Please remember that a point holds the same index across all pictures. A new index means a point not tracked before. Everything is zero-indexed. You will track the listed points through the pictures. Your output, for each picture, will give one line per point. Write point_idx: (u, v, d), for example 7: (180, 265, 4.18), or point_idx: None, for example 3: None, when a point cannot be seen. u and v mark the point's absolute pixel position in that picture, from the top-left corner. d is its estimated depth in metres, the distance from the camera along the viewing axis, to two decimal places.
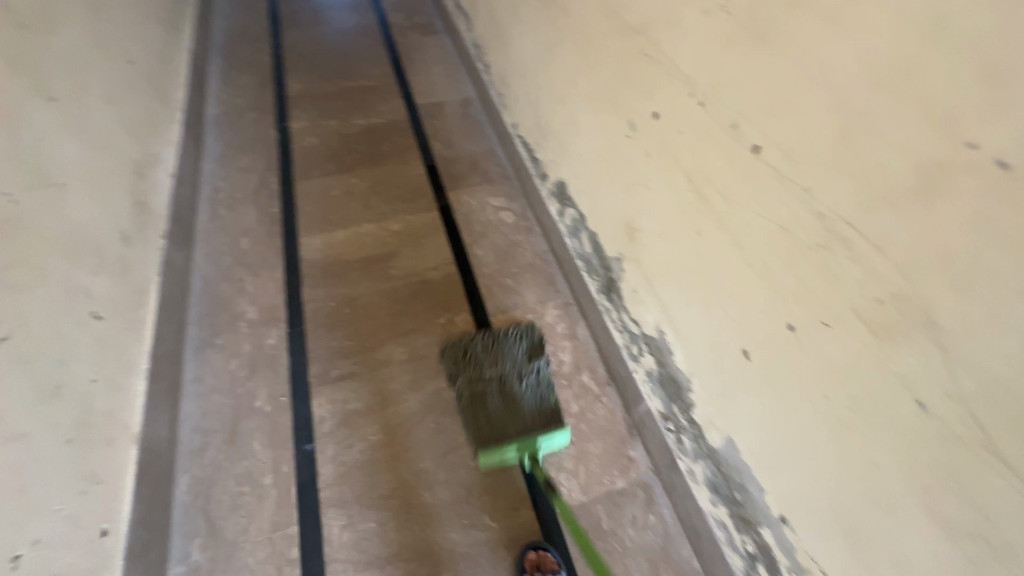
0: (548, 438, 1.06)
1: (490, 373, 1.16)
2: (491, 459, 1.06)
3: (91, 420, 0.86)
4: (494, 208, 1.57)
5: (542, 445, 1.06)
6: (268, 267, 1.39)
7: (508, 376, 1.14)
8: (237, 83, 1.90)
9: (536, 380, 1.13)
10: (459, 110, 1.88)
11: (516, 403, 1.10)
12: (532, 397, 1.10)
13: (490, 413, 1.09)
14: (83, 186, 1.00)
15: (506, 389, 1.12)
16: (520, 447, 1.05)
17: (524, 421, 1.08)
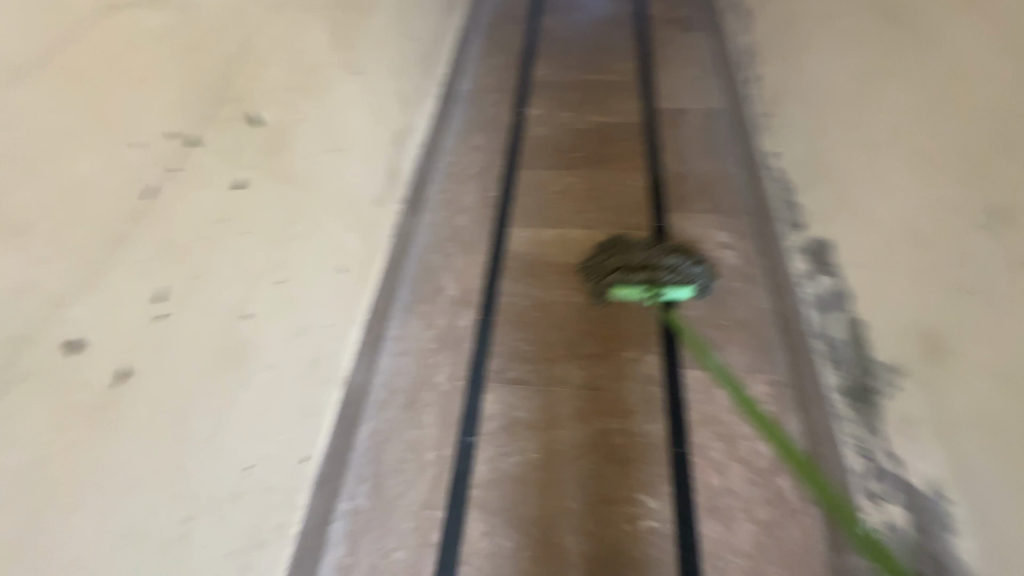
0: (674, 293, 1.23)
1: (639, 258, 1.29)
2: (618, 294, 1.27)
3: (320, 359, 0.99)
4: (717, 244, 1.37)
5: (666, 292, 1.23)
6: (476, 249, 1.44)
7: (653, 258, 1.27)
8: (489, 62, 2.00)
9: (679, 270, 1.25)
10: (703, 122, 1.68)
11: (655, 278, 1.24)
12: (671, 278, 1.24)
13: (625, 269, 1.27)
14: (360, 152, 1.13)
15: (649, 266, 1.26)
16: (649, 288, 1.23)
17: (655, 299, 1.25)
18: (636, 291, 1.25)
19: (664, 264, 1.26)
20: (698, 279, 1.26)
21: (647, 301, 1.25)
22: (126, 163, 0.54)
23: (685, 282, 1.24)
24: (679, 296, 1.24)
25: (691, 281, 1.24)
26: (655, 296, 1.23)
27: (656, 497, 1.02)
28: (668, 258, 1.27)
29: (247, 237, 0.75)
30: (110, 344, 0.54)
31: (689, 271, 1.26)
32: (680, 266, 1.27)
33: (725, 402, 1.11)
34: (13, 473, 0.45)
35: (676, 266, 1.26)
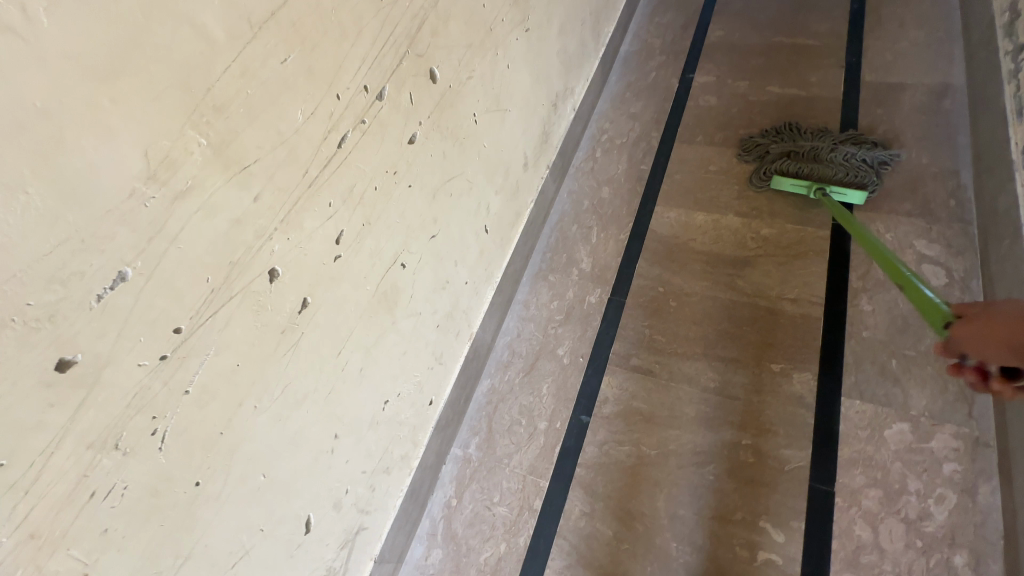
0: (841, 192, 1.21)
1: (816, 142, 1.28)
2: (781, 184, 1.28)
3: (456, 313, 1.04)
4: (918, 256, 1.12)
5: (836, 191, 1.21)
6: (616, 224, 1.37)
7: (828, 146, 1.25)
8: (660, 20, 1.82)
9: (852, 152, 1.24)
10: (926, 102, 1.35)
11: (826, 174, 1.22)
12: (846, 169, 1.22)
13: (792, 153, 1.28)
14: (518, 113, 1.12)
15: (827, 159, 1.24)
16: (819, 184, 1.22)
17: (822, 171, 1.23)
18: (802, 185, 1.25)
19: (844, 154, 1.23)
20: (870, 176, 1.22)
21: (811, 194, 1.24)
22: (325, 114, 0.59)
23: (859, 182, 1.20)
24: (848, 198, 1.21)
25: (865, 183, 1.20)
26: (820, 191, 1.22)
27: (784, 531, 0.91)
28: (848, 151, 1.23)
29: (412, 190, 0.79)
30: (298, 276, 0.61)
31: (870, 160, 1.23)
32: (863, 159, 1.23)
33: (893, 447, 0.94)
34: (220, 372, 0.53)
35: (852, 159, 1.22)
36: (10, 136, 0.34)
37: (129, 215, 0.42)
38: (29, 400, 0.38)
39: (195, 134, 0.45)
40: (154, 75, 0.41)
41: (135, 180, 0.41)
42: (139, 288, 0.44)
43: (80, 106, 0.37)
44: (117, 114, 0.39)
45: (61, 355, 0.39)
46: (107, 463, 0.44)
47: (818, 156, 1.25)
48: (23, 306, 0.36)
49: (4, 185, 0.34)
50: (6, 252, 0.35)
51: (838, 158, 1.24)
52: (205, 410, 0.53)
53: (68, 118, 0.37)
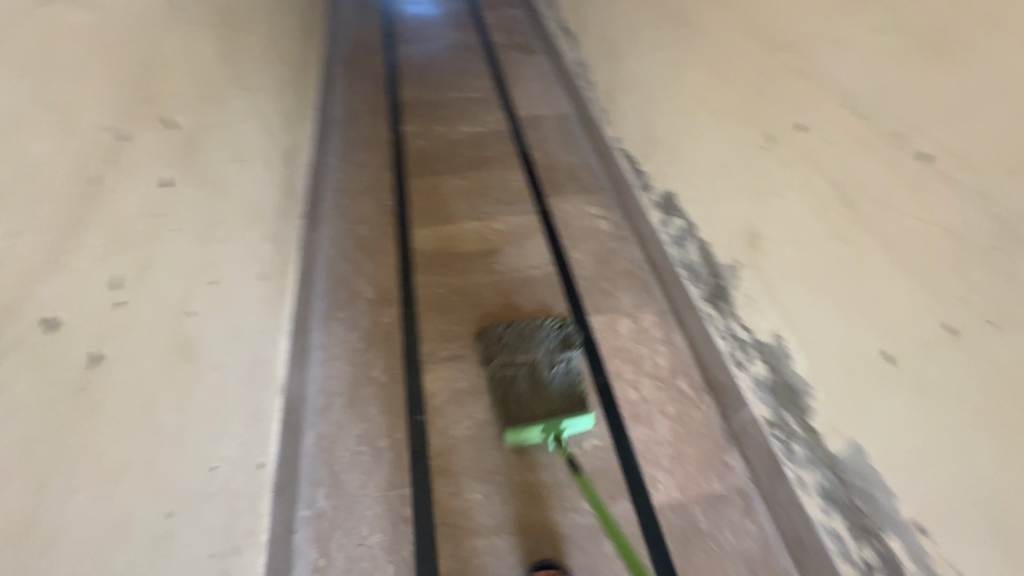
0: (571, 421, 1.10)
1: (520, 359, 1.18)
2: (514, 434, 1.10)
3: (258, 365, 0.98)
4: (591, 216, 1.64)
5: (566, 427, 1.10)
6: (384, 253, 1.51)
7: (541, 365, 1.17)
8: (356, 89, 2.09)
9: (567, 377, 1.16)
10: (558, 124, 1.98)
11: (557, 413, 1.11)
12: (560, 382, 1.15)
13: (523, 400, 1.12)
14: (259, 164, 1.15)
15: (536, 376, 1.16)
16: (549, 427, 1.09)
17: (547, 404, 1.12)
18: (538, 433, 1.10)
19: (549, 371, 1.16)
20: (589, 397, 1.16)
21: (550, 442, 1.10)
22: (72, 151, 0.55)
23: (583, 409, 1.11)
24: (579, 424, 1.12)
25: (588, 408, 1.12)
26: (555, 437, 1.09)
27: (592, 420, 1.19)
28: (552, 370, 1.16)
29: (179, 234, 0.76)
30: (81, 325, 0.53)
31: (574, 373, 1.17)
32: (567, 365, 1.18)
33: (626, 334, 1.34)
34: (13, 444, 0.44)
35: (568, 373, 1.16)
36: None
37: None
38: None
39: None
40: None
41: None
42: None
43: None
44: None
45: None
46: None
47: (530, 376, 1.15)
48: None
49: None
50: None
51: (554, 381, 1.15)
52: (5, 495, 0.42)
53: None
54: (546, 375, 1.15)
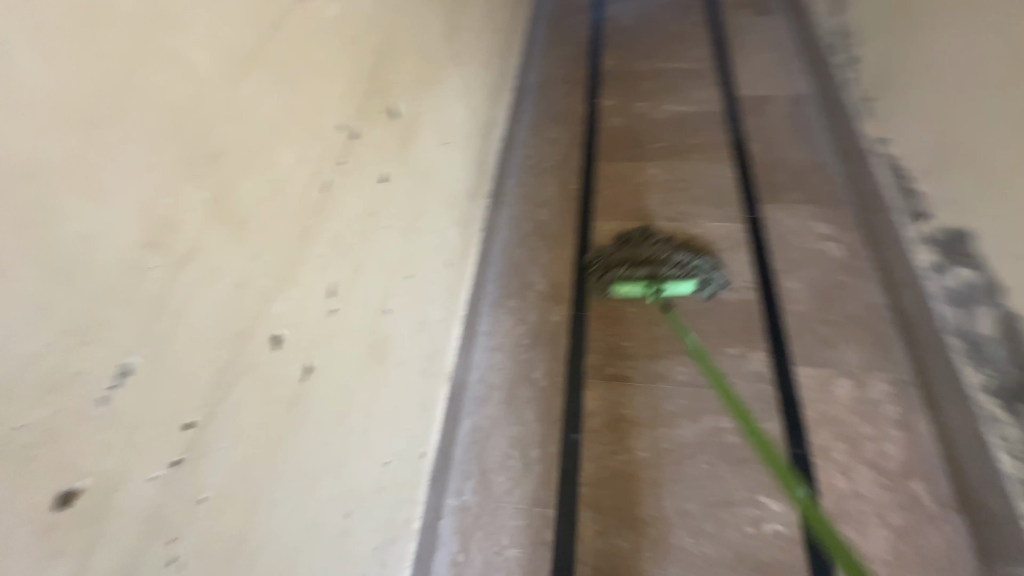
0: (675, 287, 1.20)
1: (640, 252, 1.29)
2: (619, 290, 1.25)
3: (433, 355, 0.98)
4: (819, 235, 1.32)
5: (667, 286, 1.21)
6: (561, 243, 1.41)
7: (659, 254, 1.27)
8: (557, 54, 1.96)
9: (679, 266, 1.23)
10: (789, 108, 1.60)
11: (653, 271, 1.22)
12: (672, 274, 1.22)
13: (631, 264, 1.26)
14: (460, 144, 1.12)
15: (653, 260, 1.26)
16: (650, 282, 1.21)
17: (656, 269, 1.23)
18: (639, 286, 1.23)
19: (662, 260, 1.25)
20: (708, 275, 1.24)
21: (649, 294, 1.22)
22: (311, 158, 0.54)
23: (688, 276, 1.22)
24: (682, 288, 1.21)
25: (693, 275, 1.21)
26: (655, 291, 1.21)
27: (780, 499, 0.98)
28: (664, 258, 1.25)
29: (388, 230, 0.75)
30: (301, 338, 0.53)
31: (696, 267, 1.23)
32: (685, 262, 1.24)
33: (843, 401, 1.06)
34: (236, 469, 0.44)
35: (682, 262, 1.24)
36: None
37: (126, 291, 0.33)
38: (28, 552, 0.28)
39: (195, 189, 0.39)
40: (147, 124, 0.35)
41: (137, 249, 0.34)
42: (144, 383, 0.35)
43: (71, 167, 0.30)
44: (109, 169, 0.32)
45: (64, 484, 0.30)
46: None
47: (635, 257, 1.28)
48: (16, 430, 0.27)
49: None
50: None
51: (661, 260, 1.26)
52: (224, 516, 0.43)
53: (59, 181, 0.29)
54: (661, 261, 1.25)
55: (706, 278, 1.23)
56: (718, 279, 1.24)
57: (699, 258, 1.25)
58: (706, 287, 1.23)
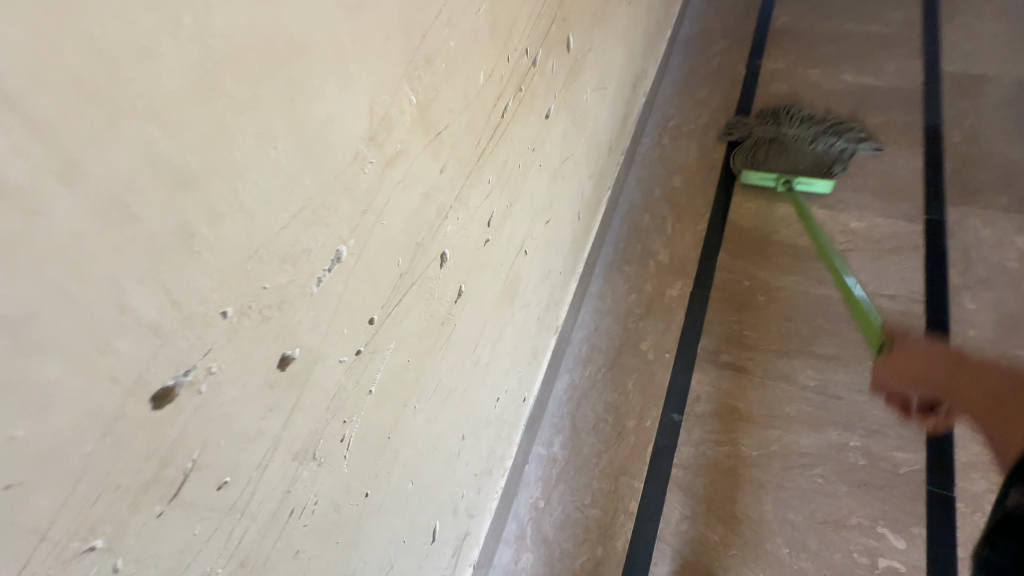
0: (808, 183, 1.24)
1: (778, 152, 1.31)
2: (751, 178, 1.30)
3: (550, 306, 0.98)
4: (1020, 254, 1.09)
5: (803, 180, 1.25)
6: (692, 215, 1.31)
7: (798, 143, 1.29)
8: (720, 3, 1.75)
9: (821, 153, 1.27)
10: (1012, 94, 1.31)
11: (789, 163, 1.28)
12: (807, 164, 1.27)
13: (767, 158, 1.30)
14: (612, 92, 1.05)
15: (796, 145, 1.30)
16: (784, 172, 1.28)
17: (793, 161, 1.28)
18: (770, 179, 1.28)
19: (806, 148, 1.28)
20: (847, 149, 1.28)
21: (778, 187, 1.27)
22: (498, 78, 0.52)
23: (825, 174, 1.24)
24: (815, 188, 1.24)
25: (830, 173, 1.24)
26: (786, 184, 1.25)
27: (905, 538, 0.88)
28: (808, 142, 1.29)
29: (540, 169, 0.72)
30: (459, 261, 0.54)
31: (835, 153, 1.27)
32: (831, 157, 1.28)
33: None
34: (395, 370, 0.47)
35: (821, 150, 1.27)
36: (267, 74, 0.26)
37: (347, 179, 0.34)
38: (254, 403, 0.31)
39: (409, 90, 0.38)
40: (386, 13, 0.34)
41: (360, 141, 0.35)
42: (347, 269, 0.37)
43: (330, 46, 0.30)
44: (350, 53, 0.32)
45: (283, 350, 0.32)
46: (307, 472, 0.38)
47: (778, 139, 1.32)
48: (261, 290, 0.29)
49: (259, 139, 0.27)
50: (252, 223, 0.28)
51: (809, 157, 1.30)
52: (381, 411, 0.46)
53: (317, 56, 0.29)
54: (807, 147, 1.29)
55: (846, 148, 1.28)
56: (851, 148, 1.28)
57: (841, 143, 1.28)
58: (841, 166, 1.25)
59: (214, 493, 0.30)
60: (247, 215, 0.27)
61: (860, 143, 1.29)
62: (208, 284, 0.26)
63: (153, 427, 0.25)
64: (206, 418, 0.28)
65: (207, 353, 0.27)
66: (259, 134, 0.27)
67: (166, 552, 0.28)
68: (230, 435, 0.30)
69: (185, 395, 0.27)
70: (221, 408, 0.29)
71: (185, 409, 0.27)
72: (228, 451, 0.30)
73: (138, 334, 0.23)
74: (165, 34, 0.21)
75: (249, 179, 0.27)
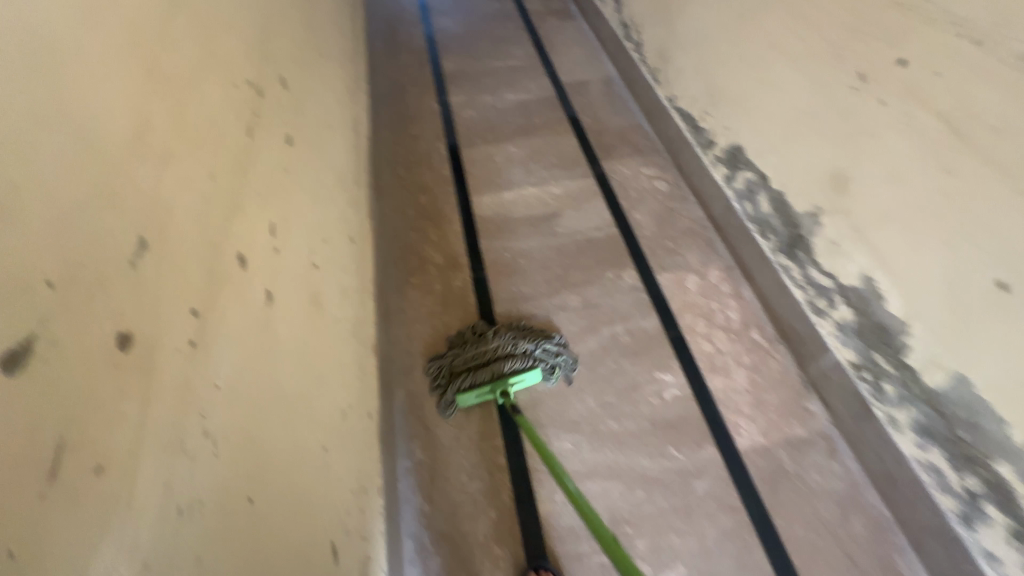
0: (518, 377, 1.11)
1: (487, 352, 1.14)
2: (465, 398, 1.11)
3: (360, 323, 1.02)
4: (648, 176, 1.64)
5: (514, 382, 1.11)
6: (447, 221, 1.53)
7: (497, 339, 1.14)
8: (399, 63, 2.08)
9: (523, 354, 1.12)
10: (603, 87, 1.95)
11: (498, 370, 1.10)
12: (514, 366, 1.11)
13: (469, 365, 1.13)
14: (338, 131, 1.18)
15: (494, 355, 1.13)
16: (496, 385, 1.11)
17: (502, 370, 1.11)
18: (484, 393, 1.11)
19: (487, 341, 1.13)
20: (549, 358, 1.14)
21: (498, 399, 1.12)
22: (234, 102, 0.59)
23: (529, 365, 1.12)
24: (528, 379, 1.13)
25: (535, 363, 1.12)
26: (503, 394, 1.10)
27: (671, 372, 1.22)
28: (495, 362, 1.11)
29: (301, 190, 0.79)
30: (259, 266, 0.57)
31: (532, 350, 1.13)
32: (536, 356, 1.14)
33: (696, 290, 1.36)
34: (234, 367, 0.47)
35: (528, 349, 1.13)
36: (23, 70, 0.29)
37: (123, 166, 0.36)
38: (107, 381, 0.31)
39: (160, 97, 0.43)
40: (112, 22, 0.37)
41: (129, 132, 0.37)
42: (151, 256, 0.38)
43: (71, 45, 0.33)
44: (96, 47, 0.35)
45: (119, 328, 0.33)
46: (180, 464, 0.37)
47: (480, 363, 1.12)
48: (79, 259, 0.30)
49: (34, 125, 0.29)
50: (52, 199, 0.29)
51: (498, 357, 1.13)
52: (235, 410, 0.46)
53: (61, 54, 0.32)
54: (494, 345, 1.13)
55: (551, 365, 1.15)
56: (568, 362, 1.16)
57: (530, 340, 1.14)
58: (553, 376, 1.15)
59: (93, 480, 0.29)
60: (40, 191, 0.28)
61: (560, 351, 1.16)
62: (27, 249, 0.27)
63: (12, 398, 0.25)
64: (61, 393, 0.28)
65: (45, 316, 0.27)
66: (35, 124, 0.29)
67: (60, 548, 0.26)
68: (93, 414, 0.30)
69: (29, 367, 0.26)
70: (71, 383, 0.29)
71: (36, 382, 0.26)
72: (96, 432, 0.30)
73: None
74: None
75: (38, 161, 0.29)
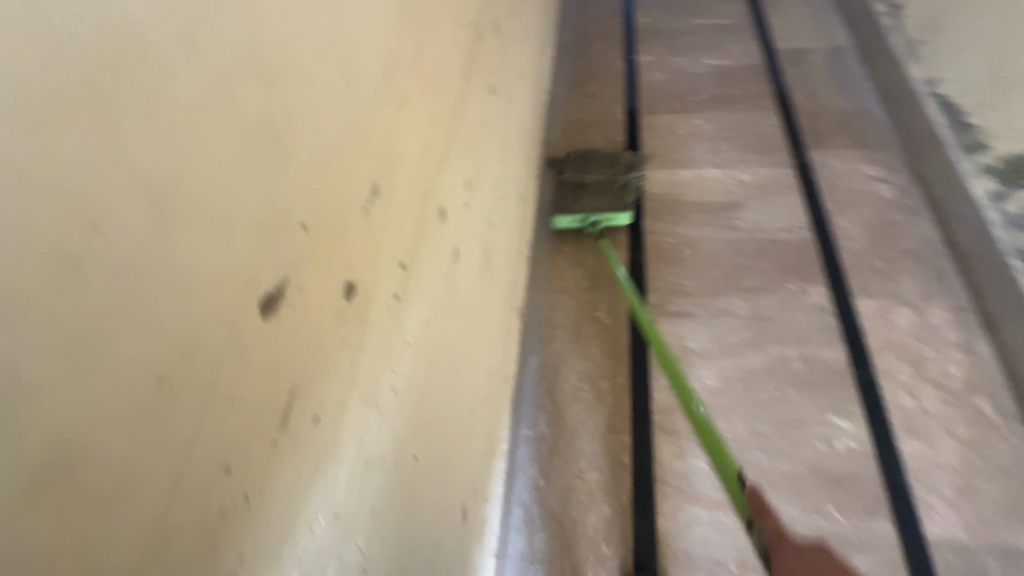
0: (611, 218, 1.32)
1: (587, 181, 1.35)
2: (561, 223, 1.31)
3: (513, 285, 1.00)
4: (869, 177, 1.33)
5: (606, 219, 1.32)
6: (611, 192, 1.43)
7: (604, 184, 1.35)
8: (589, 12, 1.95)
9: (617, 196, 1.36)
10: (829, 60, 1.62)
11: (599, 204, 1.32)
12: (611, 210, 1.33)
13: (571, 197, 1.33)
14: (527, 79, 1.12)
15: (599, 186, 1.37)
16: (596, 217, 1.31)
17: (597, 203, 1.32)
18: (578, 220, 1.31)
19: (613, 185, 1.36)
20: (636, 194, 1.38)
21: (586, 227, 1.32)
22: (460, 49, 0.57)
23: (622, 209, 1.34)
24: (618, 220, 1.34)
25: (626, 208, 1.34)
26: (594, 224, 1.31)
27: (850, 419, 1.01)
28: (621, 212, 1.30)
29: (491, 143, 0.76)
30: (453, 222, 0.57)
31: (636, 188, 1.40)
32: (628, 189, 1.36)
33: (906, 328, 1.09)
34: (424, 323, 0.50)
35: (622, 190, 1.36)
36: (288, 52, 0.33)
37: (364, 128, 0.40)
38: (331, 330, 0.38)
39: (401, 51, 0.45)
40: None
41: (373, 92, 0.41)
42: (383, 207, 0.43)
43: (331, 22, 0.36)
44: None
45: (345, 281, 0.39)
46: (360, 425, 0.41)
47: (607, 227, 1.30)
48: (326, 211, 0.36)
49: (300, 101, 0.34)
50: (313, 162, 0.35)
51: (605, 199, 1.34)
52: (417, 366, 0.49)
53: (319, 29, 0.35)
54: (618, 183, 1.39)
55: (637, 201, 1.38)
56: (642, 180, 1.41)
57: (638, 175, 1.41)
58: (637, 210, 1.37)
59: (308, 426, 0.35)
60: (299, 163, 0.34)
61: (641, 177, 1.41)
62: (292, 209, 0.33)
63: (266, 333, 0.32)
64: (302, 341, 0.35)
65: (296, 266, 0.34)
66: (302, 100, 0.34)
67: (291, 477, 0.34)
68: (320, 363, 0.37)
69: (280, 308, 0.33)
70: (312, 328, 0.36)
71: (285, 321, 0.33)
72: (320, 383, 0.37)
73: (247, 232, 0.30)
74: (199, 40, 0.27)
75: (302, 134, 0.34)
